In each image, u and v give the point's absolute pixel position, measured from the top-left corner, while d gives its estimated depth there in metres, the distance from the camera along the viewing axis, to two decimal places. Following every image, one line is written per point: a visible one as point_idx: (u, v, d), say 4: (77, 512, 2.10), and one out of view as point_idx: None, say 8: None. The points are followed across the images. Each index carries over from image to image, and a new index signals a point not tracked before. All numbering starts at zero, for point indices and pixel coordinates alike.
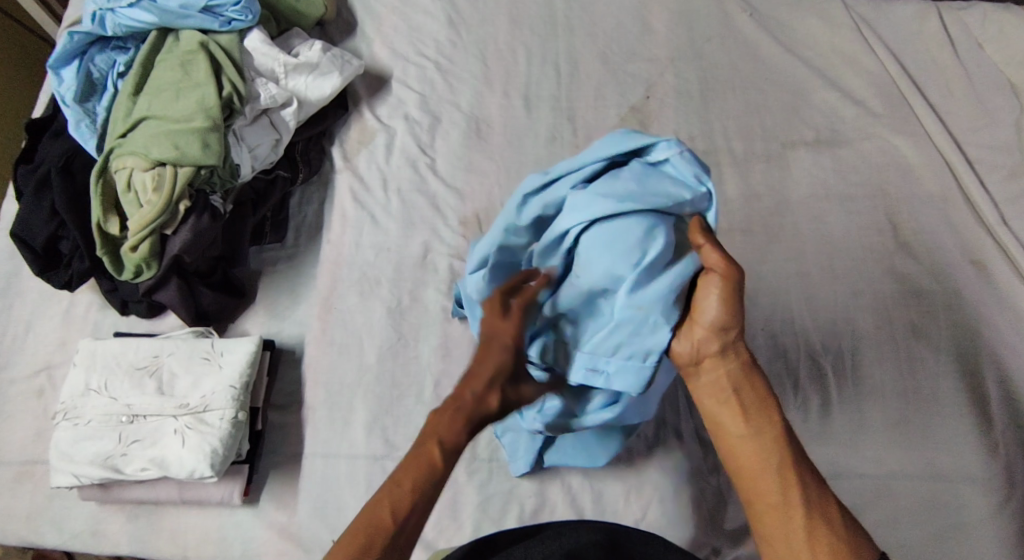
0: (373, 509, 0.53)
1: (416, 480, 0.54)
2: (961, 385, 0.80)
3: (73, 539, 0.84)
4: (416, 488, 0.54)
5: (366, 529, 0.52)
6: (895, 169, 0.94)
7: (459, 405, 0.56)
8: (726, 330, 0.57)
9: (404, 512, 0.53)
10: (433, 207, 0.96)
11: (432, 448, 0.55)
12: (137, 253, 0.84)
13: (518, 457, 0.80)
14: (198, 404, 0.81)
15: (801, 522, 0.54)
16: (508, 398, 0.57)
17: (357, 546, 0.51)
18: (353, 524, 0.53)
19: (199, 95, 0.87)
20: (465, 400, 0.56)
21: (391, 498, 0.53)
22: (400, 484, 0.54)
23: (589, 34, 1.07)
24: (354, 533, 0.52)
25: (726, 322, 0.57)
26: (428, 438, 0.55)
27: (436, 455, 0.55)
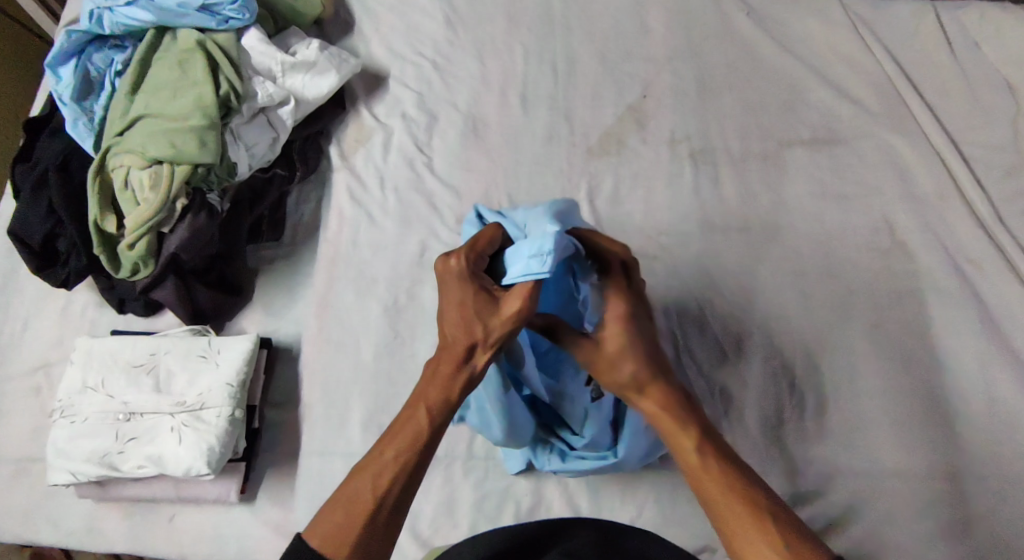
0: (358, 479, 0.54)
1: (401, 446, 0.56)
2: (955, 384, 0.81)
3: (70, 536, 0.84)
4: (401, 454, 0.55)
5: (351, 499, 0.53)
6: (892, 168, 0.94)
7: (444, 364, 0.59)
8: (632, 350, 0.63)
9: (388, 478, 0.54)
10: (430, 206, 0.97)
11: (421, 409, 0.57)
12: (134, 251, 0.84)
13: (514, 455, 0.80)
14: (195, 401, 0.81)
15: (752, 526, 0.52)
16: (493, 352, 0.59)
17: (345, 516, 0.52)
18: (337, 494, 0.54)
19: (197, 93, 0.87)
20: (449, 350, 0.58)
21: (376, 465, 0.55)
22: (385, 452, 0.56)
23: (587, 33, 1.07)
24: (338, 503, 0.53)
25: (628, 343, 0.63)
26: (416, 403, 0.58)
27: (424, 416, 0.57)
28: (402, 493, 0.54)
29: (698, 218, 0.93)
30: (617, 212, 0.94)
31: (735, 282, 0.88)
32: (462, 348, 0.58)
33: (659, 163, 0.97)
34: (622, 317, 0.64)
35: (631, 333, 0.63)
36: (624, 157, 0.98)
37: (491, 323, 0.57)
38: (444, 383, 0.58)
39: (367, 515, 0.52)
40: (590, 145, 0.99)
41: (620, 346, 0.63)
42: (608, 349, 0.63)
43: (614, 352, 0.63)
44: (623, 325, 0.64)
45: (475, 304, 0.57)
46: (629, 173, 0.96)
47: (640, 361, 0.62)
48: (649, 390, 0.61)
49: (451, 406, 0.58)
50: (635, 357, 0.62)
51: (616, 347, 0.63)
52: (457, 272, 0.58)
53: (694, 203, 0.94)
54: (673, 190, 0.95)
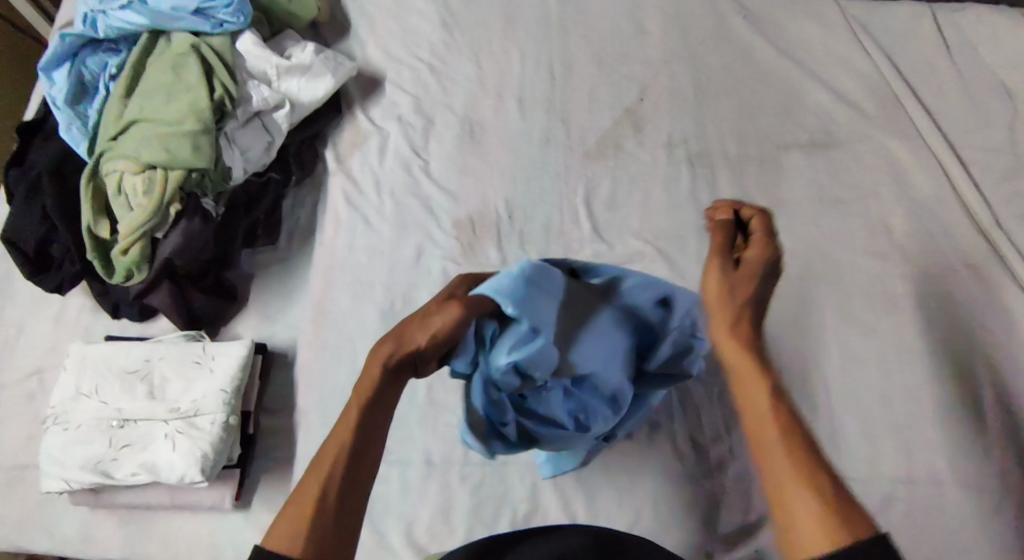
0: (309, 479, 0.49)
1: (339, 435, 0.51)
2: (953, 389, 0.80)
3: (64, 543, 0.83)
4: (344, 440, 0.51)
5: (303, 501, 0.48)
6: (889, 171, 0.94)
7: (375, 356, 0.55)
8: (751, 290, 0.56)
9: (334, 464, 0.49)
10: (426, 210, 0.96)
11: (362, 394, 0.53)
12: (128, 256, 0.84)
13: (566, 456, 0.78)
14: (190, 407, 0.80)
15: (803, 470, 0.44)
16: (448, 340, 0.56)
17: (295, 517, 0.46)
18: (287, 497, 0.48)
19: (191, 98, 0.86)
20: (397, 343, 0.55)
21: (323, 458, 0.50)
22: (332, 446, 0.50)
23: (583, 36, 1.07)
24: (292, 502, 0.48)
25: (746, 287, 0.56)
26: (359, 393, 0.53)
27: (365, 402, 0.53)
28: (350, 485, 0.49)
29: (696, 222, 0.92)
30: (614, 216, 0.94)
31: None
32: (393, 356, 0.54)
33: (656, 166, 0.96)
34: (767, 252, 0.59)
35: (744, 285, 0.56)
36: (621, 161, 0.97)
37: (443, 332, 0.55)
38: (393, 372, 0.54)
39: (314, 505, 0.47)
40: (587, 148, 0.99)
41: (732, 287, 0.56)
42: (727, 276, 0.57)
43: (717, 290, 0.56)
44: (763, 257, 0.58)
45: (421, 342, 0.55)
46: (627, 176, 0.96)
47: (745, 312, 0.55)
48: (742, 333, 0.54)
49: (393, 389, 0.54)
50: (745, 301, 0.55)
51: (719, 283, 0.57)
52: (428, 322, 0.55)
53: (692, 206, 0.93)
54: (671, 194, 0.94)
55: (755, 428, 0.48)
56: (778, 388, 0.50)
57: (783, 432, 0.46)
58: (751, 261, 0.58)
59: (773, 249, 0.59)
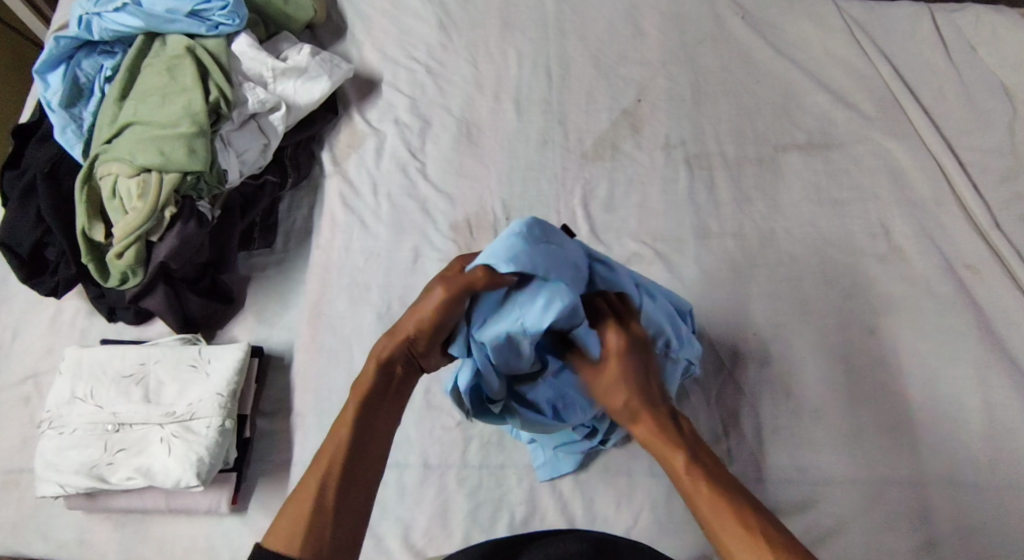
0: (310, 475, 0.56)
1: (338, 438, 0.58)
2: (951, 391, 0.80)
3: (59, 548, 0.83)
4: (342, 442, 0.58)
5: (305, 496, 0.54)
6: (887, 173, 0.94)
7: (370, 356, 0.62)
8: (623, 365, 0.64)
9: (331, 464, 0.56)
10: (423, 212, 0.96)
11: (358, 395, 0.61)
12: (122, 260, 0.83)
13: (562, 460, 0.80)
14: (185, 411, 0.80)
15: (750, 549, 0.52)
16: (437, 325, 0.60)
17: (296, 507, 0.53)
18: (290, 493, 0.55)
19: (186, 100, 0.86)
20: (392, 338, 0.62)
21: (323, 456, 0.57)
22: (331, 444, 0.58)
23: (580, 37, 1.07)
24: (295, 497, 0.54)
25: (631, 364, 0.64)
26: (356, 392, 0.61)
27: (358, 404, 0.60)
28: (346, 486, 0.56)
29: (694, 224, 0.92)
30: (612, 218, 0.93)
31: (731, 289, 0.87)
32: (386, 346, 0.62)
33: (654, 168, 0.96)
34: (621, 348, 0.64)
35: (627, 362, 0.63)
36: (618, 162, 0.97)
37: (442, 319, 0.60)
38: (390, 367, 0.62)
39: (313, 504, 0.54)
40: (584, 150, 0.98)
41: (611, 376, 0.64)
42: (602, 384, 0.64)
43: (608, 384, 0.64)
44: (621, 354, 0.64)
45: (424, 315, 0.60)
46: (625, 178, 0.96)
47: (634, 387, 0.64)
48: (644, 419, 0.63)
49: (386, 386, 0.62)
50: (630, 376, 0.64)
51: (611, 379, 0.64)
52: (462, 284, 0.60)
53: (690, 208, 0.93)
54: (669, 195, 0.94)
55: (704, 521, 0.56)
56: (688, 441, 0.61)
57: (720, 522, 0.54)
58: (610, 367, 0.64)
59: (626, 331, 0.64)
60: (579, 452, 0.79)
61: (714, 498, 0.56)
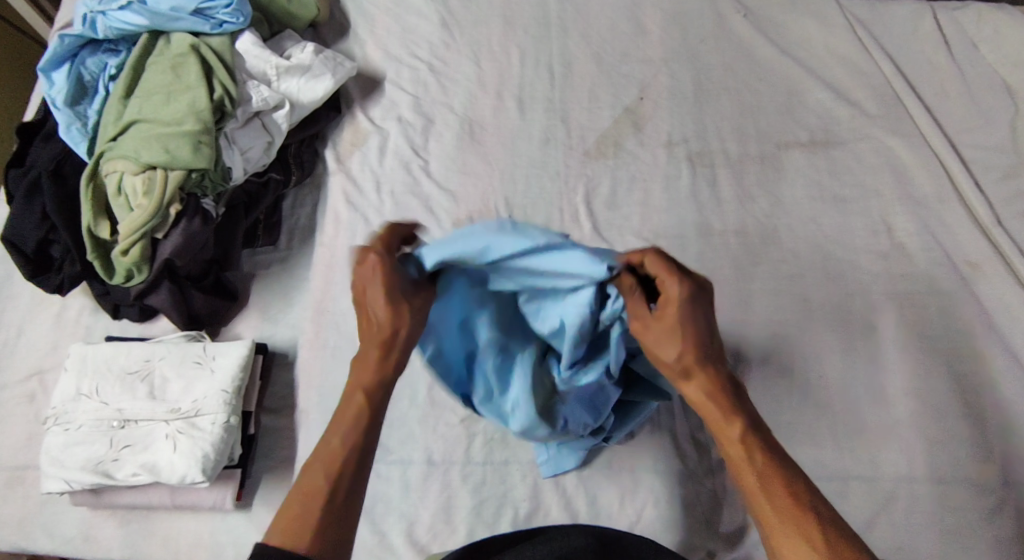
0: (311, 471, 0.55)
1: (344, 436, 0.56)
2: (954, 387, 0.80)
3: (66, 544, 0.84)
4: (345, 440, 0.56)
5: (307, 493, 0.54)
6: (889, 170, 0.94)
7: (371, 348, 0.58)
8: (680, 314, 0.55)
9: (337, 463, 0.55)
10: (427, 210, 0.96)
11: (360, 392, 0.58)
12: (128, 257, 0.84)
13: (563, 454, 0.80)
14: (190, 408, 0.80)
15: (800, 538, 0.49)
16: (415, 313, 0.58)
17: (302, 504, 0.53)
18: (294, 488, 0.54)
19: (191, 97, 0.86)
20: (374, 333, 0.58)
21: (325, 453, 0.56)
22: (333, 441, 0.56)
23: (583, 35, 1.07)
24: (300, 494, 0.54)
25: (690, 317, 0.55)
26: (354, 388, 0.59)
27: (362, 400, 0.58)
28: (353, 480, 0.55)
29: (696, 221, 0.92)
30: (614, 215, 0.94)
31: (734, 286, 0.88)
32: (392, 331, 0.57)
33: (656, 166, 0.96)
34: (684, 297, 0.55)
35: (687, 310, 0.55)
36: (621, 160, 0.97)
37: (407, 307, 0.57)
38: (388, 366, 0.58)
39: (324, 501, 0.53)
40: (587, 148, 0.98)
41: (668, 328, 0.55)
42: (651, 340, 0.56)
43: (665, 331, 0.55)
44: (677, 305, 0.55)
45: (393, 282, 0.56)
46: (627, 176, 0.96)
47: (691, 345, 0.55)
48: (698, 378, 0.56)
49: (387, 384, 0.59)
50: (690, 330, 0.55)
51: (669, 327, 0.55)
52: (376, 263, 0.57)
53: (692, 205, 0.93)
54: (671, 193, 0.94)
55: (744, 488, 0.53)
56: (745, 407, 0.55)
57: (767, 495, 0.51)
58: (668, 316, 0.55)
59: (688, 278, 0.56)
60: (583, 449, 0.79)
61: (767, 471, 0.52)
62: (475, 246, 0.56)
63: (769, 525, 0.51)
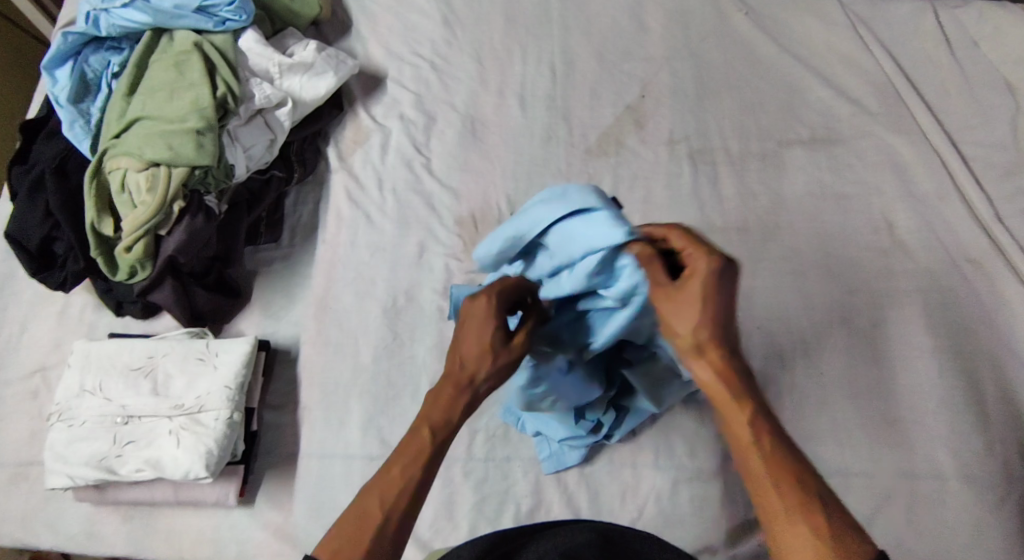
0: (363, 499, 0.53)
1: (404, 471, 0.53)
2: (956, 383, 0.80)
3: (69, 540, 0.84)
4: (409, 475, 0.53)
5: (357, 523, 0.51)
6: (890, 167, 0.94)
7: (444, 386, 0.57)
8: (703, 294, 0.54)
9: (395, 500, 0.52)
10: (429, 207, 0.96)
11: (425, 429, 0.55)
12: (131, 254, 0.84)
13: (567, 452, 0.80)
14: (193, 404, 0.81)
15: (805, 526, 0.48)
16: (507, 359, 0.58)
17: (351, 536, 0.51)
18: (342, 516, 0.52)
19: (194, 95, 0.87)
20: (455, 375, 0.57)
21: (381, 484, 0.53)
22: (392, 473, 0.53)
23: (584, 33, 1.07)
24: (345, 523, 0.51)
25: (716, 300, 0.54)
26: (420, 424, 0.56)
27: (428, 436, 0.55)
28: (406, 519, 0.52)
29: (697, 218, 0.92)
30: None
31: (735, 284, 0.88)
32: (472, 376, 0.57)
33: (658, 164, 0.97)
34: (705, 273, 0.54)
35: (716, 292, 0.54)
36: (622, 158, 0.97)
37: (502, 354, 0.57)
38: (459, 408, 0.56)
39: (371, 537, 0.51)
40: (588, 146, 0.99)
41: (688, 304, 0.54)
42: (667, 316, 0.55)
43: (688, 303, 0.54)
44: (698, 281, 0.54)
45: (500, 336, 0.57)
46: (629, 173, 0.96)
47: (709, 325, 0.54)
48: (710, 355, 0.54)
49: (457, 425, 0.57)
50: (715, 310, 0.54)
51: (691, 301, 0.54)
52: (485, 310, 0.57)
53: (694, 203, 0.94)
54: (673, 190, 0.95)
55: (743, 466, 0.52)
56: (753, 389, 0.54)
57: (777, 484, 0.50)
58: (686, 291, 0.54)
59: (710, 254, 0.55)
60: (585, 445, 0.80)
61: (776, 462, 0.50)
62: (518, 224, 0.65)
63: (772, 511, 0.50)
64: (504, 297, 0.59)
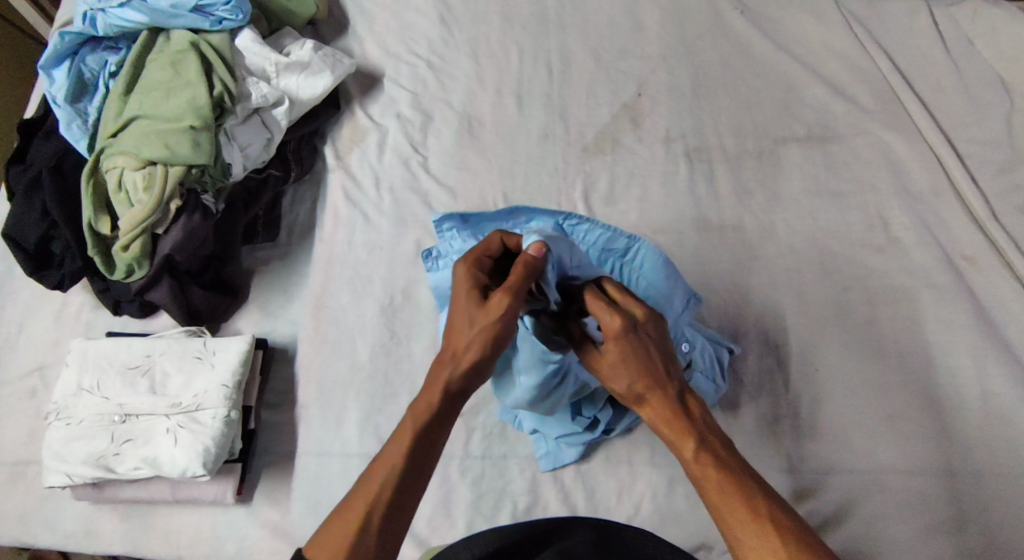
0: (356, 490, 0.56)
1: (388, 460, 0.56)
2: (950, 380, 0.81)
3: (67, 539, 0.84)
4: (392, 464, 0.56)
5: (348, 512, 0.54)
6: (885, 165, 0.94)
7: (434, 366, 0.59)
8: (622, 349, 0.59)
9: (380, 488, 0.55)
10: (425, 206, 0.97)
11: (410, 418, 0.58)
12: (128, 252, 0.84)
13: (564, 450, 0.81)
14: (191, 402, 0.81)
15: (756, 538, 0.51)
16: (485, 328, 0.57)
17: (341, 525, 0.54)
18: (336, 508, 0.55)
19: (190, 95, 0.87)
20: (440, 354, 0.59)
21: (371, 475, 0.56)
22: (380, 465, 0.56)
23: (581, 31, 1.07)
24: (338, 513, 0.55)
25: (635, 351, 0.59)
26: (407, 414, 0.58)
27: (411, 425, 0.57)
28: (394, 507, 0.55)
29: (694, 217, 0.93)
30: (612, 211, 0.94)
31: (731, 281, 0.88)
32: (455, 346, 0.58)
33: (654, 162, 0.97)
34: (614, 336, 0.59)
35: (637, 340, 0.59)
36: (619, 156, 0.98)
37: (479, 319, 0.57)
38: (439, 386, 0.58)
39: (358, 525, 0.53)
40: (584, 144, 0.99)
41: (613, 361, 0.60)
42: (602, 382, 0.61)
43: (612, 362, 0.60)
44: (611, 347, 0.59)
45: (475, 297, 0.58)
46: (625, 171, 0.96)
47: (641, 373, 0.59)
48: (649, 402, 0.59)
49: (444, 408, 0.58)
50: (642, 359, 0.59)
51: (614, 358, 0.59)
52: (462, 274, 0.60)
53: (690, 200, 0.94)
54: (669, 188, 0.95)
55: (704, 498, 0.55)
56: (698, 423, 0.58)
57: (721, 510, 0.53)
58: (607, 356, 0.60)
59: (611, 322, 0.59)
60: (582, 442, 0.80)
61: (725, 487, 0.54)
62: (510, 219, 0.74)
63: (729, 534, 0.53)
64: (482, 262, 0.62)
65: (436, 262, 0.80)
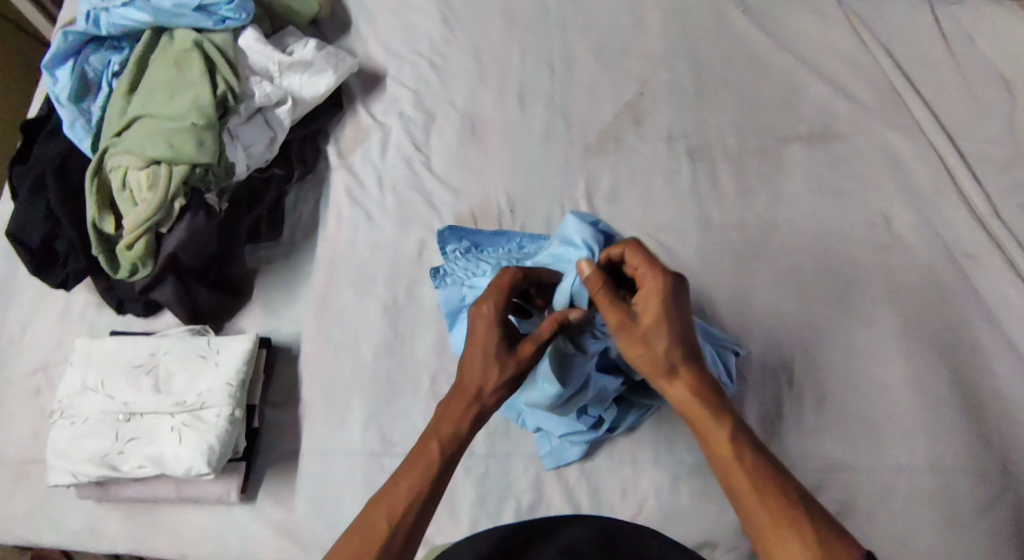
0: (372, 511, 0.54)
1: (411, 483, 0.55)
2: (954, 377, 0.81)
3: (72, 537, 0.84)
4: (417, 490, 0.55)
5: (364, 533, 0.53)
6: (888, 163, 0.95)
7: (456, 399, 0.59)
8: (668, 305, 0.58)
9: (403, 513, 0.54)
10: (428, 204, 0.97)
11: (433, 445, 0.57)
12: (132, 251, 0.85)
13: (567, 449, 0.81)
14: (195, 401, 0.81)
15: (791, 537, 0.48)
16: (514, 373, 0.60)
17: (356, 544, 0.52)
18: (352, 531, 0.53)
19: (194, 94, 0.87)
20: (465, 388, 0.60)
21: (391, 499, 0.55)
22: (400, 487, 0.55)
23: (583, 31, 1.08)
24: (355, 533, 0.53)
25: (680, 309, 0.59)
26: (426, 441, 0.58)
27: (436, 452, 0.57)
28: (415, 531, 0.54)
29: (696, 215, 0.93)
30: (615, 209, 0.94)
31: (734, 279, 0.88)
32: (480, 385, 0.59)
33: (656, 160, 0.97)
34: (661, 290, 0.59)
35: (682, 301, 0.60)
36: (621, 154, 0.98)
37: (510, 364, 0.60)
38: (465, 420, 0.59)
39: (378, 549, 0.52)
40: (587, 143, 0.99)
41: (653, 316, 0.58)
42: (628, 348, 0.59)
43: (654, 317, 0.58)
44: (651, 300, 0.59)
45: (504, 342, 0.61)
46: (628, 170, 0.97)
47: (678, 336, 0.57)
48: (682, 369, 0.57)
49: (465, 441, 0.59)
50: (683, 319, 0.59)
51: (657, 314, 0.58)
52: (488, 316, 0.61)
53: (692, 199, 0.94)
54: (671, 186, 0.95)
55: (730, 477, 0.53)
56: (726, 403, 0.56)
57: (756, 490, 0.51)
58: (648, 311, 0.59)
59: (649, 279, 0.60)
60: (585, 442, 0.80)
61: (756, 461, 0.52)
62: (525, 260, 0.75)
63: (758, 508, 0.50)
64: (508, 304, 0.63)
65: (444, 280, 0.84)
